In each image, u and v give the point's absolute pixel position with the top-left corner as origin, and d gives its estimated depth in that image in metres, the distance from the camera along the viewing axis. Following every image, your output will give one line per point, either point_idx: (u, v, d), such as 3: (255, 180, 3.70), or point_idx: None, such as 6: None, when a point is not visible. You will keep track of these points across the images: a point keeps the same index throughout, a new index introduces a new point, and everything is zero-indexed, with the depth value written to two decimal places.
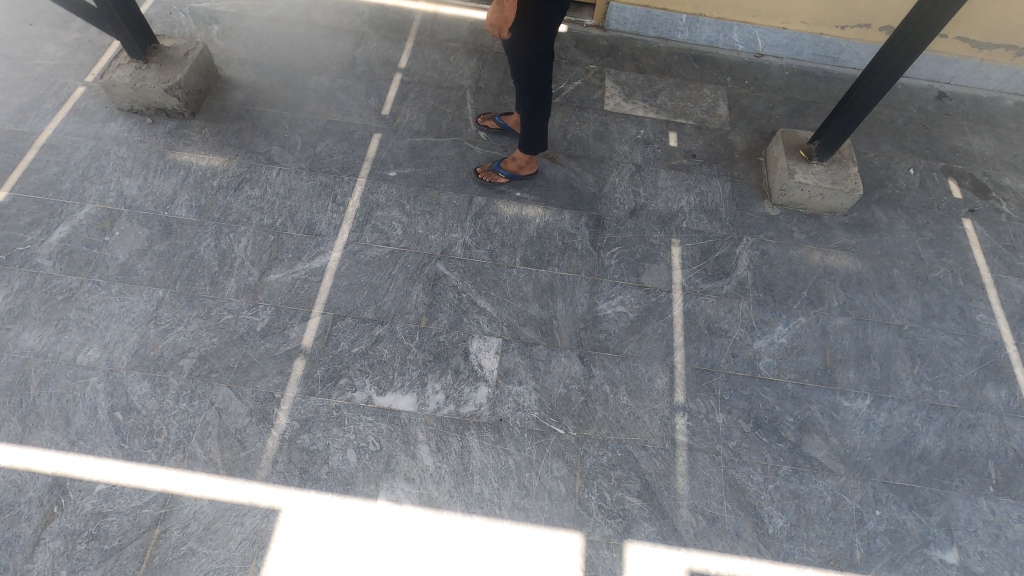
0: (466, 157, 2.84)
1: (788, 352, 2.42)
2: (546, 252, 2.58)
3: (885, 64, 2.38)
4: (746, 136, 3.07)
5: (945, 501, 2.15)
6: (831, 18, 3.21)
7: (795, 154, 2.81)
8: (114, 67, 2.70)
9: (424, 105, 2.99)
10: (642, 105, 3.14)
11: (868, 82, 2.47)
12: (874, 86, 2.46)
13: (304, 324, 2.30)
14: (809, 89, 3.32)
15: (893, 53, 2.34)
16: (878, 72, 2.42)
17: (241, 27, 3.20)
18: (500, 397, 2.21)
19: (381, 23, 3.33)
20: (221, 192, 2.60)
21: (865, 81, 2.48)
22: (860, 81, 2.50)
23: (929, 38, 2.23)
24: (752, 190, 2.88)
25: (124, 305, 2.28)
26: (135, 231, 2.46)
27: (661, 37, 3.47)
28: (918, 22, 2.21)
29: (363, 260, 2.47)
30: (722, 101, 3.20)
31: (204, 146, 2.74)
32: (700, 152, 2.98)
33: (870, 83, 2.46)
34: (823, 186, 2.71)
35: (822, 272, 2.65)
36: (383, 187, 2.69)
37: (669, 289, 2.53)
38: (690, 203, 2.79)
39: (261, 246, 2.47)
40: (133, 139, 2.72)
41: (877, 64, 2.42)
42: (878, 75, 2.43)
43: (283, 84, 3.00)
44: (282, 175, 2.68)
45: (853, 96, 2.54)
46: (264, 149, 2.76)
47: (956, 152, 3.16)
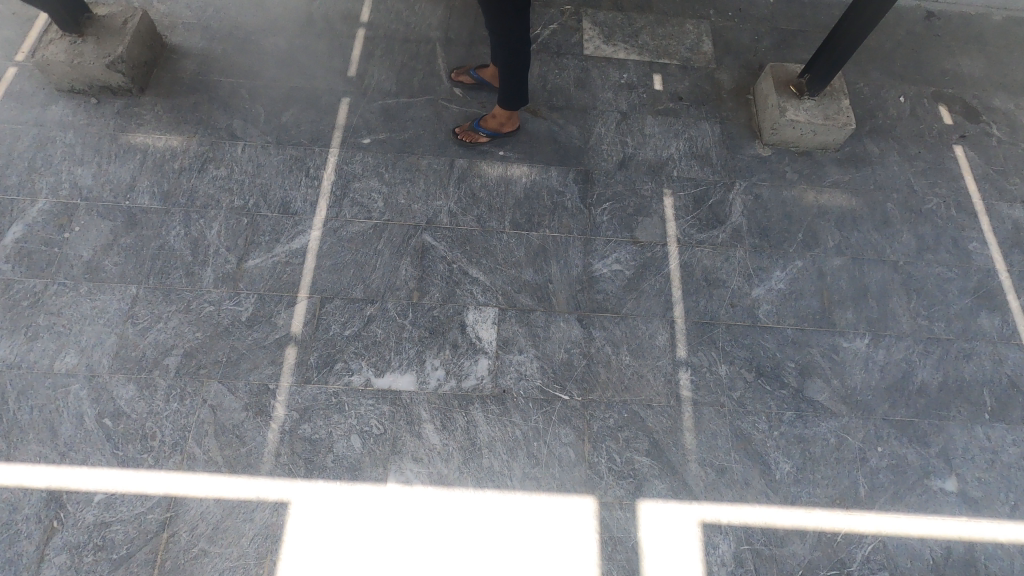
0: (443, 116, 2.67)
1: (786, 297, 2.40)
2: (535, 213, 2.48)
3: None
4: (733, 73, 2.93)
5: (943, 432, 2.20)
6: None
7: (786, 90, 2.69)
8: (45, 43, 2.44)
9: (392, 63, 2.79)
10: (624, 46, 2.96)
11: (863, 9, 2.34)
12: (870, 13, 2.33)
13: (291, 310, 2.20)
14: (795, 18, 3.15)
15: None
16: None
17: None
18: (501, 368, 2.17)
19: None
20: (185, 174, 2.43)
21: (860, 8, 2.35)
22: (853, 9, 2.37)
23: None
24: (742, 131, 2.77)
25: (96, 305, 2.16)
26: (96, 224, 2.30)
27: None
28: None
29: (346, 237, 2.35)
30: (706, 36, 3.04)
31: (158, 125, 2.53)
32: (687, 94, 2.84)
33: (868, 9, 2.32)
34: (815, 122, 2.62)
35: (817, 212, 2.60)
36: (358, 157, 2.53)
37: (664, 243, 2.46)
38: (680, 149, 2.69)
39: (235, 231, 2.33)
40: (79, 122, 2.50)
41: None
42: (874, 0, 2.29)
43: (236, 49, 2.76)
44: (247, 151, 2.50)
45: (845, 25, 2.41)
46: (225, 123, 2.56)
47: (946, 75, 3.07)
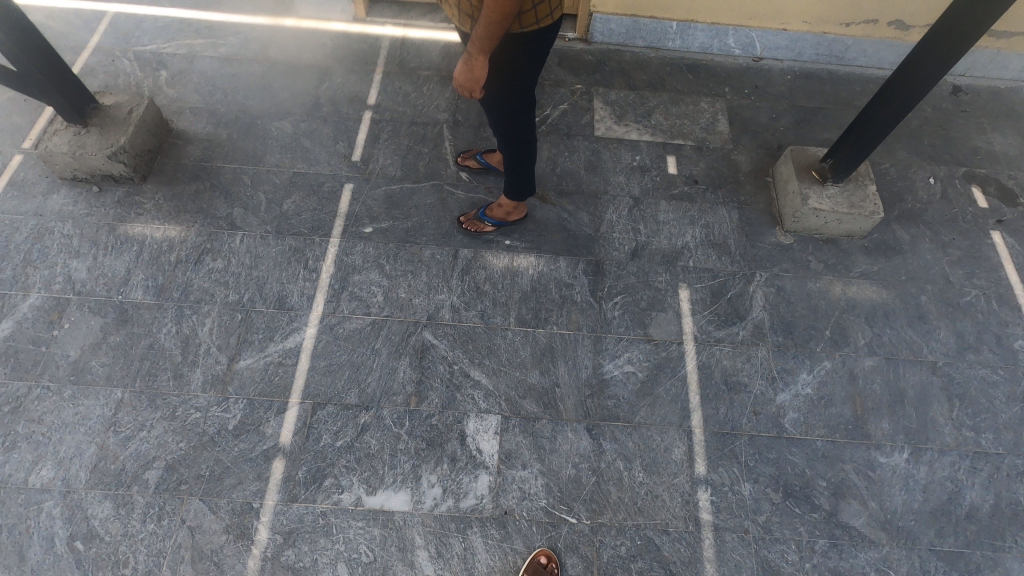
0: (448, 203, 2.58)
1: (815, 405, 2.20)
2: (542, 308, 2.35)
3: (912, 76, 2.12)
4: (750, 154, 2.82)
5: (999, 566, 1.95)
6: (834, 15, 2.95)
7: (807, 175, 2.56)
8: (49, 133, 2.43)
9: (397, 146, 2.73)
10: (636, 127, 2.87)
11: (891, 98, 2.21)
12: (897, 103, 2.20)
13: (281, 417, 2.08)
14: (814, 94, 3.06)
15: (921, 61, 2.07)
16: (902, 90, 2.17)
17: (191, 71, 2.92)
18: (503, 485, 2.00)
19: (345, 54, 3.04)
20: (180, 267, 2.36)
21: (887, 97, 2.22)
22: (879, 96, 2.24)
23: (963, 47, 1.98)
24: (762, 216, 2.63)
25: (79, 411, 2.05)
26: (87, 321, 2.22)
27: (650, 47, 3.17)
28: (951, 28, 1.95)
29: (342, 335, 2.24)
30: (722, 115, 2.94)
31: (158, 214, 2.48)
32: (702, 177, 2.73)
33: (897, 99, 2.19)
34: (840, 210, 2.47)
35: (845, 306, 2.42)
36: (359, 247, 2.44)
37: (680, 341, 2.30)
38: (696, 237, 2.55)
39: (228, 328, 2.24)
40: (79, 212, 2.46)
41: (901, 79, 2.17)
42: (901, 92, 2.17)
43: (242, 133, 2.73)
44: (246, 241, 2.43)
45: (873, 110, 2.28)
46: (225, 212, 2.50)
47: (978, 154, 2.91)
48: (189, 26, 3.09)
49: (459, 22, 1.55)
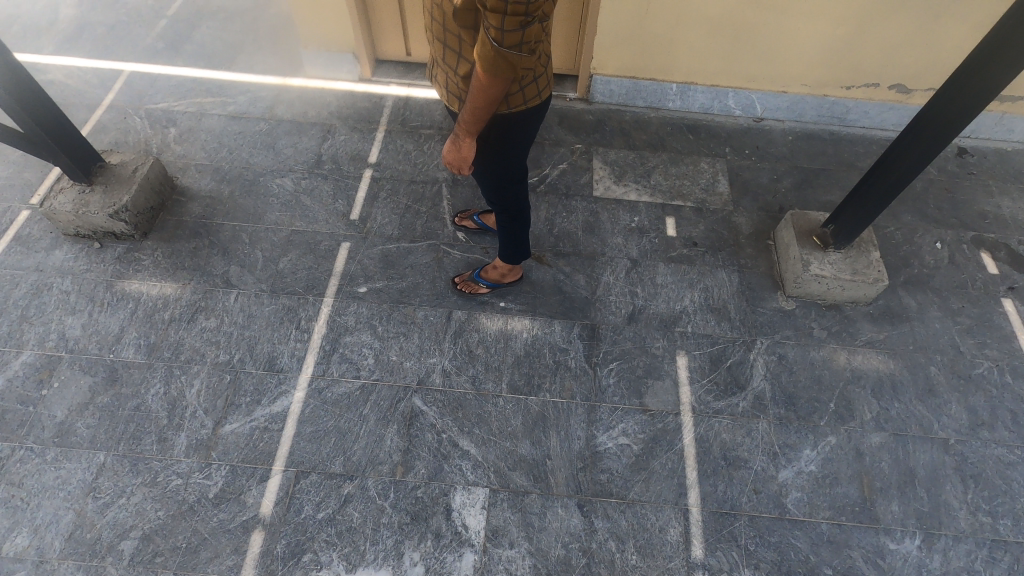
0: (444, 263, 2.58)
1: (819, 484, 2.09)
2: (535, 374, 2.29)
3: (912, 146, 2.09)
4: (751, 216, 2.79)
5: None
6: (833, 79, 2.96)
7: (808, 241, 2.52)
8: (55, 192, 2.48)
9: (396, 205, 2.75)
10: (635, 187, 2.87)
11: (890, 169, 2.18)
12: (897, 173, 2.17)
13: (264, 485, 2.02)
14: (815, 155, 3.04)
15: (921, 131, 2.04)
16: (902, 160, 2.14)
17: (199, 128, 3.00)
18: (488, 566, 1.90)
19: (350, 112, 3.11)
20: (173, 325, 2.35)
21: (887, 166, 2.19)
22: (879, 164, 2.21)
23: (963, 120, 1.94)
24: (763, 281, 2.58)
25: (59, 475, 2.02)
26: (76, 381, 2.21)
27: (650, 107, 3.20)
28: (953, 98, 1.91)
29: (330, 399, 2.20)
30: (722, 176, 2.93)
31: (156, 272, 2.50)
32: (701, 240, 2.70)
33: (897, 169, 2.16)
34: (843, 277, 2.41)
35: (850, 377, 2.34)
36: (352, 307, 2.43)
37: (677, 412, 2.22)
38: (694, 301, 2.50)
39: (216, 390, 2.21)
40: (79, 268, 2.49)
41: (899, 151, 2.13)
42: (901, 162, 2.14)
43: (244, 190, 2.77)
44: (240, 300, 2.43)
45: (874, 180, 2.24)
46: (222, 270, 2.52)
47: (986, 218, 2.85)
48: (200, 85, 3.18)
49: (448, 100, 1.54)
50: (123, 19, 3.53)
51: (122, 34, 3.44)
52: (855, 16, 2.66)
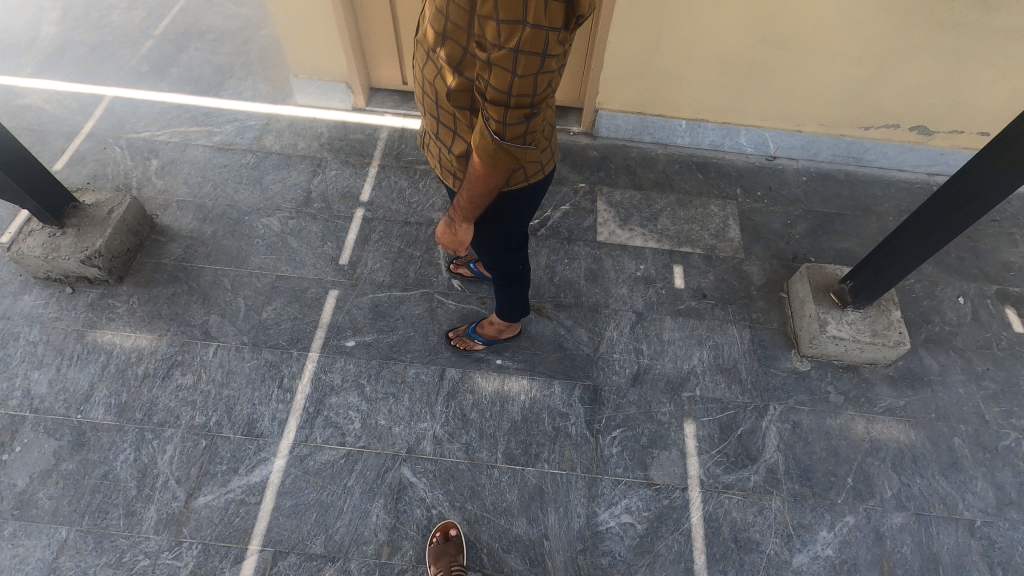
0: (438, 315, 2.43)
1: (837, 571, 1.94)
2: (533, 442, 2.14)
3: (960, 203, 1.86)
4: (763, 265, 2.64)
5: None
6: (851, 119, 2.80)
7: (824, 297, 2.37)
8: (24, 234, 2.33)
9: (388, 249, 2.60)
10: (641, 231, 2.72)
11: (916, 234, 2.01)
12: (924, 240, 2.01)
13: (237, 568, 1.87)
14: (830, 198, 2.89)
15: (974, 186, 1.79)
16: (931, 225, 1.97)
17: (183, 160, 2.84)
18: None
19: (342, 144, 2.95)
20: (146, 383, 2.20)
21: (917, 227, 2.01)
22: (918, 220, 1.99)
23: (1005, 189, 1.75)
24: (775, 338, 2.44)
25: (17, 553, 1.86)
26: (40, 444, 2.06)
27: (658, 143, 3.05)
28: (991, 165, 1.73)
29: (313, 468, 2.05)
30: (733, 220, 2.78)
31: (130, 321, 2.34)
32: (711, 291, 2.55)
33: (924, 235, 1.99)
34: (862, 339, 2.27)
35: (868, 448, 2.19)
36: (339, 363, 2.28)
37: (684, 486, 2.08)
38: (703, 361, 2.36)
39: (190, 457, 2.06)
40: (48, 316, 2.33)
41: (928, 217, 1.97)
42: (929, 228, 1.97)
43: (228, 230, 2.62)
44: (219, 354, 2.28)
45: (899, 244, 2.08)
46: (201, 319, 2.36)
47: (1010, 269, 2.70)
48: (186, 112, 3.03)
49: (443, 175, 1.39)
50: (107, 38, 3.36)
51: (106, 54, 3.28)
52: (876, 57, 2.51)
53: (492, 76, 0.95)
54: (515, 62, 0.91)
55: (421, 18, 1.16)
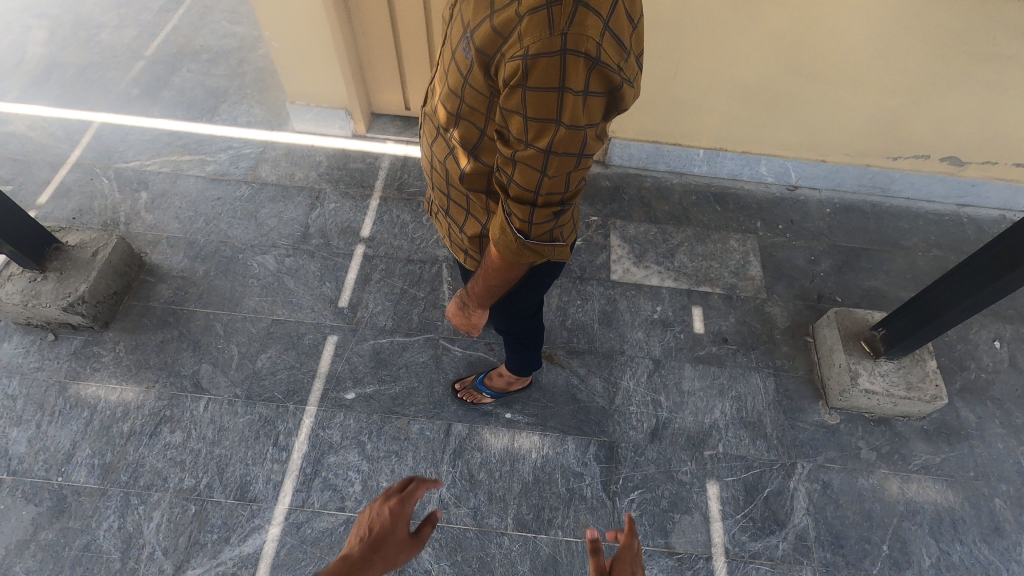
0: (443, 364, 2.28)
1: None
2: (545, 506, 2.00)
3: (1014, 261, 1.69)
4: (787, 306, 2.50)
5: None
6: (879, 149, 2.66)
7: (855, 346, 2.23)
8: (3, 280, 2.19)
9: (390, 290, 2.45)
10: (657, 269, 2.58)
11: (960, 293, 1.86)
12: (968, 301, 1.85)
13: None
14: (855, 232, 2.75)
15: None
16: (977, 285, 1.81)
17: (174, 192, 2.69)
18: None
19: (342, 175, 2.81)
20: (133, 441, 2.06)
21: (960, 285, 1.86)
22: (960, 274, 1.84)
23: None
24: (802, 387, 2.29)
25: None
26: (16, 511, 1.92)
27: (674, 171, 2.90)
28: None
29: (309, 537, 1.91)
30: (754, 256, 2.63)
31: (116, 371, 2.20)
32: (732, 335, 2.40)
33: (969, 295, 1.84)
34: (896, 393, 2.12)
35: (904, 512, 2.05)
36: (338, 418, 2.14)
37: (708, 556, 1.94)
38: (725, 414, 2.22)
39: (178, 525, 1.92)
40: (29, 366, 2.19)
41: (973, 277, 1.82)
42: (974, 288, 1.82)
43: (221, 269, 2.47)
44: (211, 408, 2.14)
45: (940, 302, 1.92)
46: (191, 370, 2.22)
47: None
48: (178, 140, 2.88)
49: (453, 250, 1.26)
50: (96, 58, 3.21)
51: (94, 76, 3.13)
52: (908, 87, 2.36)
53: (516, 176, 0.81)
54: (545, 164, 0.78)
55: (430, 87, 1.03)
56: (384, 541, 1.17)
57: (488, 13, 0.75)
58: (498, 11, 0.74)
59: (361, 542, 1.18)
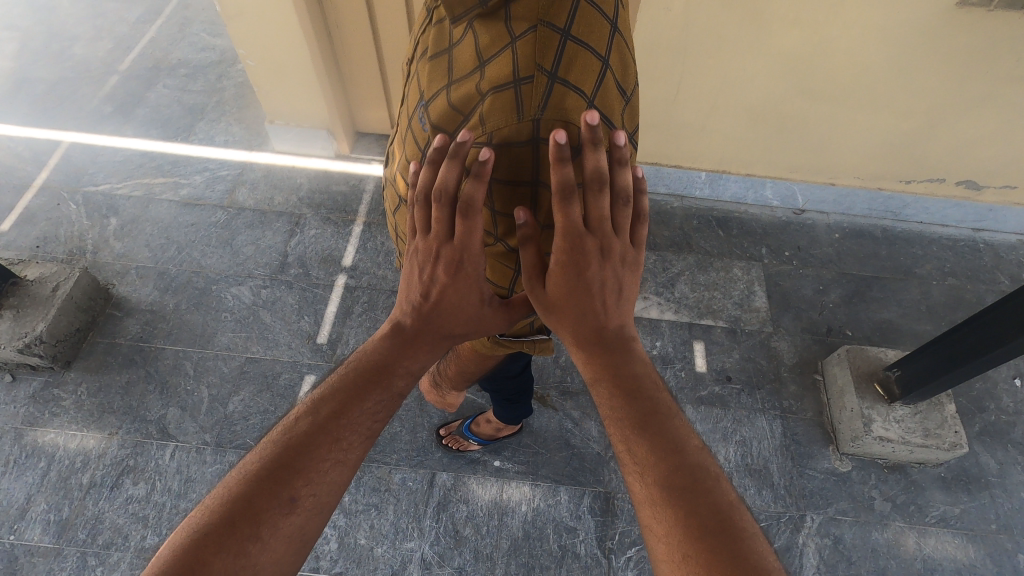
0: (428, 406, 2.14)
1: None
2: (536, 565, 1.86)
3: None
4: (794, 340, 2.35)
5: None
6: (891, 173, 2.52)
7: (868, 388, 2.08)
8: None
9: (373, 324, 2.31)
10: (656, 300, 2.43)
11: (991, 339, 1.70)
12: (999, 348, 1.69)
13: None
14: (866, 259, 2.61)
15: None
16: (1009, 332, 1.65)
17: (145, 218, 2.55)
18: None
19: (325, 198, 2.66)
20: (92, 494, 1.91)
21: (992, 330, 1.70)
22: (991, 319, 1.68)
23: None
24: (811, 431, 2.15)
25: None
26: None
27: (674, 194, 2.76)
28: None
29: None
30: (758, 286, 2.49)
31: (77, 416, 2.06)
32: (736, 373, 2.26)
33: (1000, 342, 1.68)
34: (913, 441, 1.98)
35: (922, 570, 1.90)
36: None
37: None
38: (729, 460, 2.07)
39: None
40: None
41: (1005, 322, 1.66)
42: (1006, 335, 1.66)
43: (193, 302, 2.33)
44: (178, 457, 1.99)
45: (970, 347, 1.76)
46: (158, 414, 2.07)
47: None
48: (151, 162, 2.73)
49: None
50: (68, 74, 3.07)
51: (66, 93, 2.98)
52: (926, 109, 2.22)
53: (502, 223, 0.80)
54: (537, 208, 0.78)
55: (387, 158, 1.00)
56: (436, 312, 0.90)
57: (443, 89, 0.76)
58: (455, 87, 0.75)
59: (410, 309, 0.93)
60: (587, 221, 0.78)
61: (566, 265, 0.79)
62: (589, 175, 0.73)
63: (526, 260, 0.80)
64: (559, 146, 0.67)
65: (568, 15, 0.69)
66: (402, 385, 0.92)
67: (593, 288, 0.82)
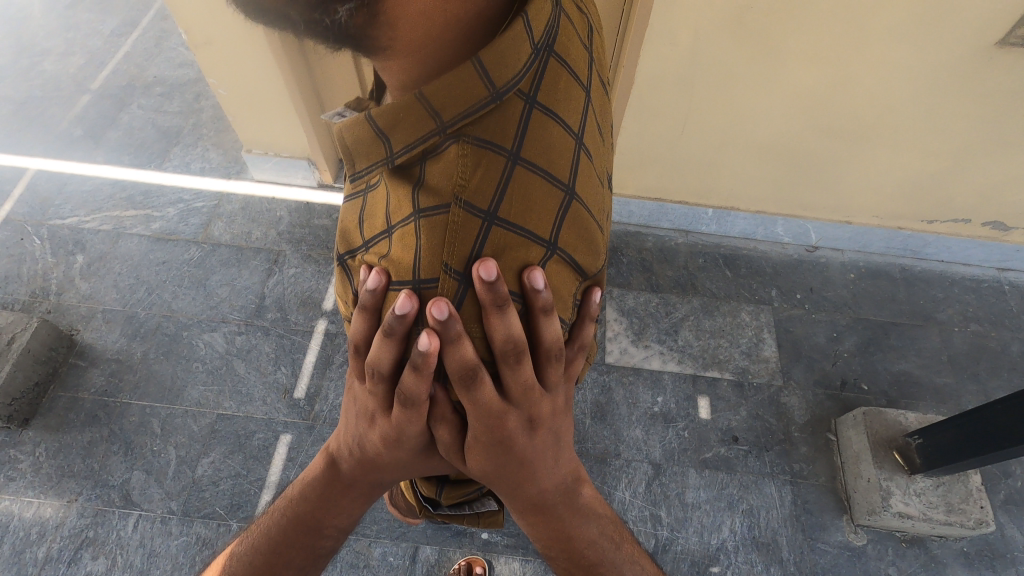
0: None
1: None
2: None
3: None
4: (806, 395, 2.19)
5: None
6: (912, 212, 2.36)
7: (886, 456, 1.93)
8: None
9: None
10: (658, 349, 2.28)
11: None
12: None
13: None
14: (882, 303, 2.44)
15: None
16: None
17: (114, 255, 2.39)
18: None
19: (306, 233, 2.50)
20: (47, 570, 1.77)
21: None
22: None
23: None
24: (824, 498, 1.99)
25: None
26: None
27: (678, 229, 2.59)
28: None
29: None
30: (768, 333, 2.33)
31: (34, 480, 1.92)
32: (743, 432, 2.10)
33: None
34: (935, 517, 1.83)
35: None
36: None
37: None
38: (735, 532, 1.92)
39: None
40: None
41: None
42: None
43: (163, 351, 2.18)
44: (141, 527, 1.85)
45: (1004, 421, 1.59)
46: (121, 478, 1.93)
47: None
48: (122, 191, 2.57)
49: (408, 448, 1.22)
50: (36, 92, 2.90)
51: (34, 113, 2.82)
52: (954, 150, 2.05)
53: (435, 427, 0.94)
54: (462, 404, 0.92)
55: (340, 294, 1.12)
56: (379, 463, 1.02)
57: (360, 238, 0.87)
58: (373, 246, 0.86)
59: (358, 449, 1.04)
60: (504, 399, 0.90)
61: (479, 443, 0.93)
62: (496, 345, 0.82)
63: (445, 433, 0.94)
64: (485, 279, 0.74)
65: (481, 188, 0.75)
66: (330, 534, 1.13)
67: (523, 457, 0.96)
